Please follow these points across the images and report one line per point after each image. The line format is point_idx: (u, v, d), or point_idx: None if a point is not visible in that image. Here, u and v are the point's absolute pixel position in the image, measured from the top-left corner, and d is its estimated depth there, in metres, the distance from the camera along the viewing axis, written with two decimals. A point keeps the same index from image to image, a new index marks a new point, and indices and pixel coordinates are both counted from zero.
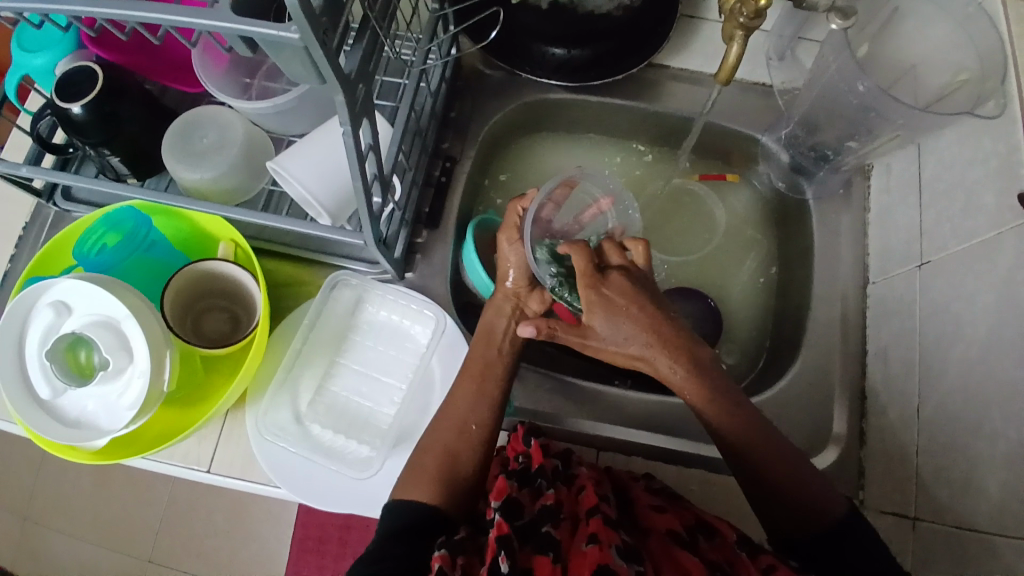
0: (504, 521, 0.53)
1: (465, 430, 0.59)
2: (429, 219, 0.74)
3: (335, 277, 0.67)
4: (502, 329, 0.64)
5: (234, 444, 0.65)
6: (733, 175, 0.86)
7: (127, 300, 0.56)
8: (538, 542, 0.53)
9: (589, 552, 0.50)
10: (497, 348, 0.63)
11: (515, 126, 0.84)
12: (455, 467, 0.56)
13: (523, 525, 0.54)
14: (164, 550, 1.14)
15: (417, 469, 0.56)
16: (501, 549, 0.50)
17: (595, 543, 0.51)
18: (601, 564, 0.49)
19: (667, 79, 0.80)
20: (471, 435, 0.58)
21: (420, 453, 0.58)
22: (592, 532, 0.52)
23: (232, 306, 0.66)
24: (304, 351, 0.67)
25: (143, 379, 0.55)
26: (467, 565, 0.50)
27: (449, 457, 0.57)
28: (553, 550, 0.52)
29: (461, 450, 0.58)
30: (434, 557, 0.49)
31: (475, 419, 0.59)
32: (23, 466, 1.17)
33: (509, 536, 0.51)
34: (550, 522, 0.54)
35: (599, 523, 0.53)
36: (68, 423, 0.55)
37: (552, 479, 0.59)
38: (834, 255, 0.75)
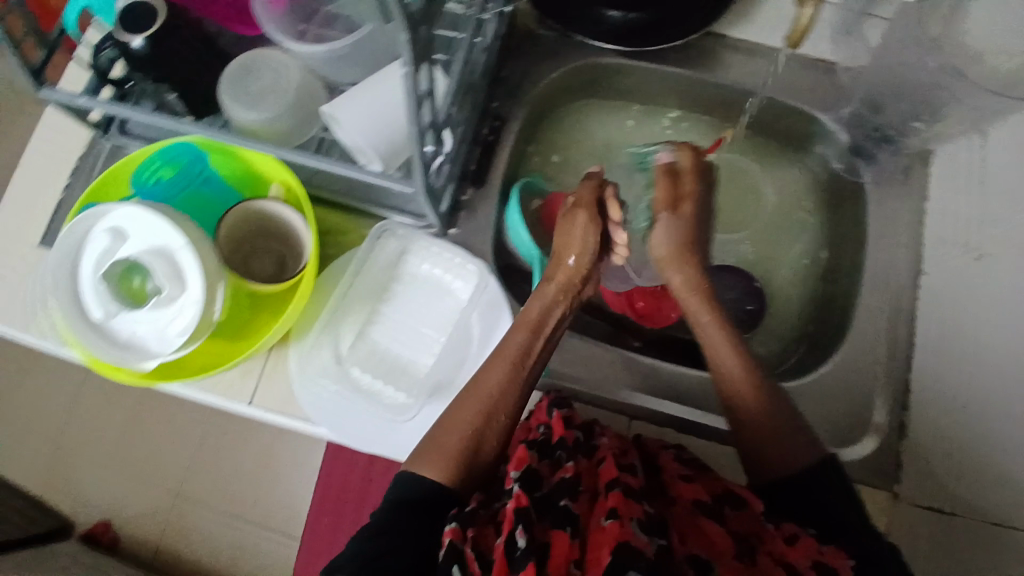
0: (523, 494, 0.52)
1: (492, 419, 0.57)
2: (475, 176, 0.74)
3: (382, 225, 0.67)
4: (553, 317, 0.62)
5: (276, 380, 0.66)
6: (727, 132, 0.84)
7: (186, 231, 0.57)
8: (556, 516, 0.51)
9: (608, 527, 0.49)
10: (543, 337, 0.61)
11: (565, 90, 0.82)
12: (477, 454, 0.55)
13: (540, 497, 0.53)
14: (195, 488, 1.18)
15: (437, 447, 0.55)
16: (518, 522, 0.49)
17: (614, 518, 0.50)
18: (621, 540, 0.48)
19: (726, 51, 0.77)
20: (497, 425, 0.57)
21: (440, 432, 0.56)
22: (611, 507, 0.51)
23: (279, 249, 0.68)
24: (348, 296, 0.68)
25: (195, 307, 0.57)
26: (479, 535, 0.52)
27: (473, 445, 0.55)
28: (571, 524, 0.51)
29: (486, 439, 0.56)
30: (446, 531, 0.50)
31: (503, 410, 0.57)
32: (62, 399, 1.21)
33: (526, 509, 0.51)
34: (568, 496, 0.53)
35: (618, 498, 0.52)
36: (120, 344, 0.58)
37: (571, 451, 0.59)
38: (889, 240, 0.73)
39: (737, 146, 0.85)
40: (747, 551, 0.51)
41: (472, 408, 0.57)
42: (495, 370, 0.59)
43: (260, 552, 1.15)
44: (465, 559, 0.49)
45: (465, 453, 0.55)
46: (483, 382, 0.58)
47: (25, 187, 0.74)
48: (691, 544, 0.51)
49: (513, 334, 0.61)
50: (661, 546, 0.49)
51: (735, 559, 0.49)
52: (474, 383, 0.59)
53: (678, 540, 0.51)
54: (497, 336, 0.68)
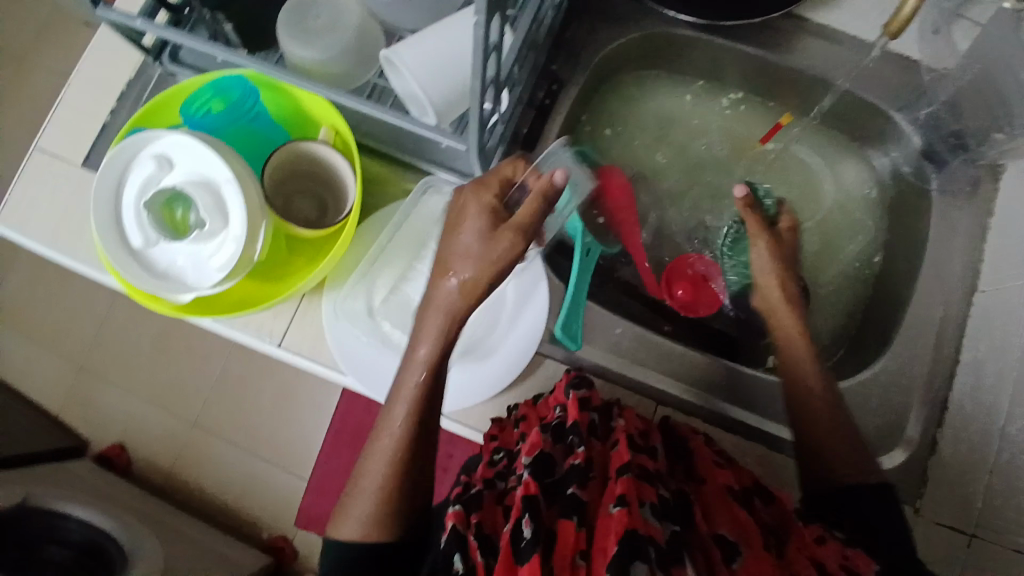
0: (531, 481, 0.51)
1: (397, 466, 0.53)
2: (526, 140, 0.71)
3: (428, 180, 0.66)
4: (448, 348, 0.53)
5: (307, 323, 0.66)
6: (786, 116, 0.80)
7: (231, 164, 0.56)
8: (565, 504, 0.50)
9: (615, 515, 0.46)
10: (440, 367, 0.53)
11: (628, 59, 0.78)
12: (396, 500, 0.54)
13: (551, 483, 0.53)
14: (212, 418, 1.20)
15: (355, 502, 0.54)
16: (525, 511, 0.48)
17: (623, 505, 0.47)
18: (629, 529, 0.45)
19: (804, 34, 0.72)
20: (402, 469, 0.54)
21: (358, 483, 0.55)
22: (620, 493, 0.49)
23: (321, 192, 0.67)
24: (387, 249, 0.67)
25: (236, 245, 0.56)
26: (486, 519, 0.53)
27: (389, 494, 0.53)
28: (579, 512, 0.49)
29: (401, 482, 0.54)
30: (448, 514, 0.52)
31: (407, 455, 0.54)
32: (91, 318, 1.24)
33: (535, 497, 0.50)
34: (577, 482, 0.52)
35: (628, 484, 0.49)
36: (156, 274, 0.57)
37: (585, 436, 0.56)
38: (947, 253, 0.69)
39: (805, 135, 0.81)
40: (775, 542, 0.50)
41: (383, 456, 0.54)
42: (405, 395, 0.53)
43: (270, 488, 1.18)
44: (470, 545, 0.50)
45: (381, 504, 0.53)
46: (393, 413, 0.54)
47: (71, 104, 0.73)
48: (714, 525, 0.50)
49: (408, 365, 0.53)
50: (674, 533, 0.48)
51: (760, 545, 0.48)
52: (380, 424, 0.55)
53: (701, 520, 0.50)
54: (531, 304, 0.67)
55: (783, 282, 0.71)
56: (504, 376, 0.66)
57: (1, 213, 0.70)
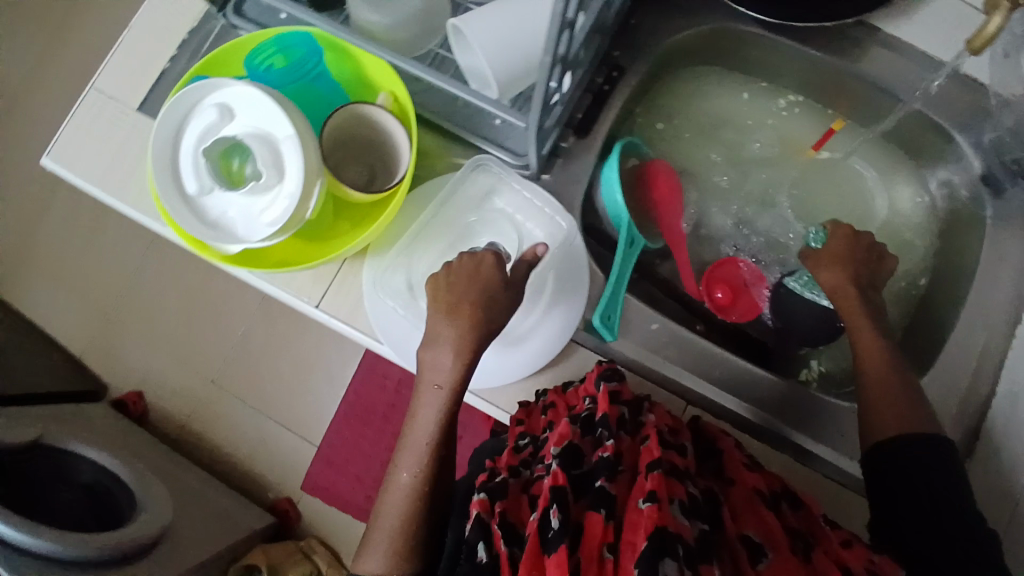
0: (560, 471, 0.52)
1: (414, 492, 0.58)
2: (580, 125, 0.71)
3: (480, 159, 0.64)
4: (447, 369, 0.58)
5: (346, 289, 0.66)
6: (837, 123, 0.80)
7: (294, 121, 0.56)
8: (593, 497, 0.50)
9: (645, 511, 0.47)
10: (446, 394, 0.58)
11: (690, 53, 0.77)
12: (413, 529, 0.57)
13: (578, 475, 0.53)
14: (229, 375, 1.21)
15: (377, 531, 0.58)
16: (553, 502, 0.49)
17: (653, 501, 0.47)
18: (659, 526, 0.45)
19: (874, 45, 0.71)
20: (416, 493, 0.58)
21: (380, 513, 0.58)
22: (650, 489, 0.48)
23: (371, 160, 0.66)
24: (433, 224, 0.66)
25: (289, 202, 0.56)
26: (511, 506, 0.53)
27: (406, 521, 0.57)
28: (607, 506, 0.49)
29: (417, 511, 0.57)
30: (473, 502, 0.53)
31: (420, 480, 0.58)
32: (124, 265, 1.27)
33: (562, 488, 0.51)
34: (605, 476, 0.52)
35: (658, 480, 0.49)
36: (207, 222, 0.57)
37: (614, 430, 0.56)
38: (995, 281, 0.68)
39: (861, 148, 0.80)
40: (803, 546, 0.49)
41: (403, 485, 0.58)
42: (423, 424, 0.59)
43: (281, 448, 1.19)
44: (493, 533, 0.51)
45: (399, 531, 0.57)
46: (411, 444, 0.59)
47: (131, 47, 0.73)
48: (741, 526, 0.51)
49: (424, 397, 0.59)
50: (703, 532, 0.48)
51: (788, 551, 0.48)
52: (398, 449, 0.60)
53: (730, 520, 0.50)
54: (573, 293, 0.67)
55: (846, 266, 0.67)
56: (540, 358, 0.66)
57: (53, 149, 0.70)
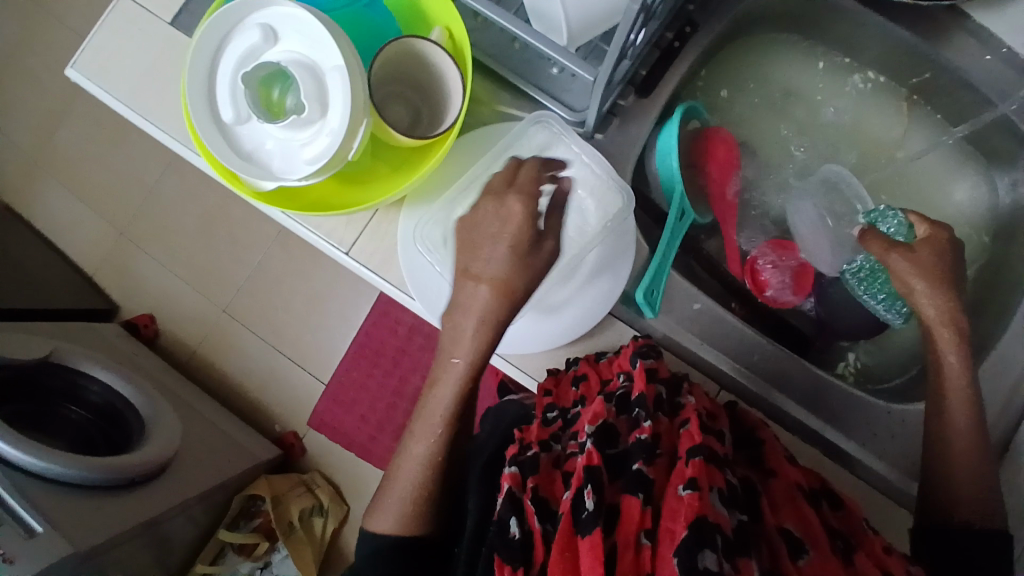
0: (595, 450, 0.51)
1: (430, 462, 0.57)
2: (643, 84, 0.66)
3: (541, 113, 0.61)
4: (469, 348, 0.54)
5: (379, 237, 0.63)
6: (903, 106, 0.75)
7: (344, 51, 0.52)
8: (628, 479, 0.49)
9: (686, 499, 0.45)
10: (464, 371, 0.54)
11: (767, 15, 0.71)
12: (422, 500, 0.56)
13: (614, 455, 0.53)
14: (241, 306, 1.20)
15: (393, 493, 0.57)
16: (588, 481, 0.48)
17: (693, 489, 0.46)
18: (699, 515, 0.44)
19: (960, 33, 0.65)
20: (432, 463, 0.57)
21: (396, 475, 0.58)
22: (691, 476, 0.47)
23: (417, 100, 0.62)
24: (481, 179, 0.62)
25: (331, 138, 0.52)
26: (545, 481, 0.53)
27: (425, 485, 0.56)
28: (645, 490, 0.48)
29: (426, 483, 0.56)
30: (504, 475, 0.53)
31: (434, 451, 0.56)
32: (142, 183, 1.24)
33: (597, 467, 0.50)
34: (642, 457, 0.50)
35: (699, 467, 0.48)
36: (241, 154, 0.54)
37: (651, 411, 0.55)
38: None
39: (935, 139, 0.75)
40: (843, 546, 0.48)
41: (410, 455, 0.57)
42: (439, 396, 0.56)
43: (290, 384, 1.18)
44: (525, 508, 0.50)
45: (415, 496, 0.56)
46: (425, 415, 0.57)
47: None
48: (780, 518, 0.49)
49: (442, 371, 0.56)
50: (740, 523, 0.46)
51: (825, 547, 0.47)
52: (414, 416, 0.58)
53: (768, 511, 0.49)
54: (614, 267, 0.63)
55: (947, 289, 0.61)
56: (576, 328, 0.64)
57: (77, 57, 0.66)
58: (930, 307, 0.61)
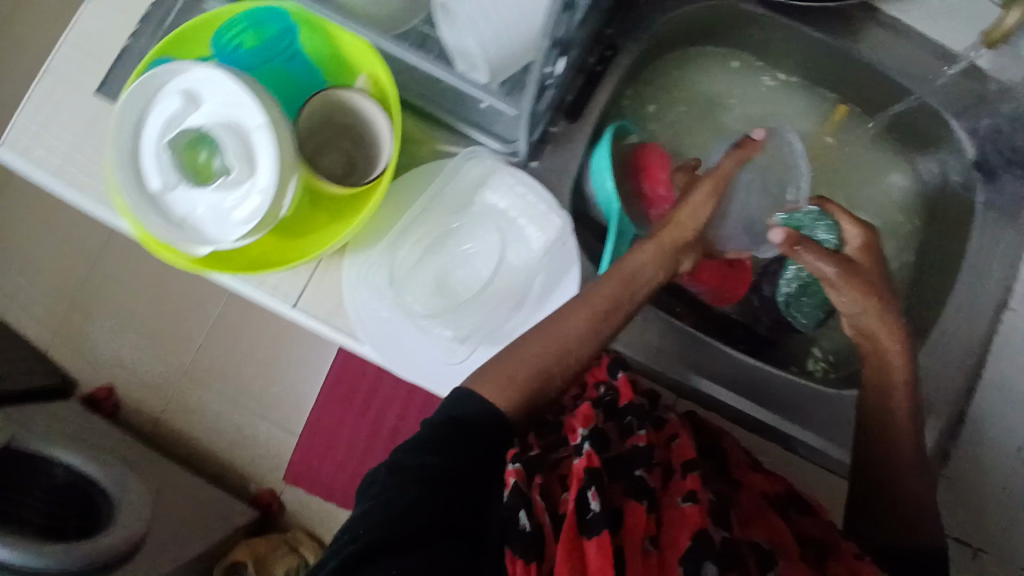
0: (593, 453, 0.50)
1: (564, 359, 0.55)
2: (571, 109, 0.68)
3: (473, 149, 0.63)
4: (647, 277, 0.59)
5: (325, 287, 0.63)
6: (839, 108, 0.78)
7: (265, 109, 0.51)
8: (632, 485, 0.50)
9: (689, 511, 0.48)
10: (633, 292, 0.58)
11: (685, 32, 0.74)
12: (542, 388, 0.54)
13: (610, 459, 0.52)
14: (203, 365, 1.17)
15: (504, 372, 0.53)
16: (590, 483, 0.48)
17: (693, 501, 0.49)
18: (701, 528, 0.47)
19: (865, 32, 0.68)
20: (567, 365, 0.55)
21: (514, 354, 0.54)
22: (690, 490, 0.50)
23: (350, 148, 0.62)
24: (419, 218, 0.63)
25: (262, 196, 0.52)
26: (544, 484, 0.51)
27: (556, 366, 0.55)
28: (648, 498, 0.49)
29: (553, 374, 0.55)
30: (509, 470, 0.50)
31: (578, 353, 0.55)
32: (87, 251, 1.21)
33: (597, 470, 0.49)
34: (644, 466, 0.52)
35: (697, 481, 0.51)
36: (175, 222, 0.54)
37: (643, 421, 0.56)
38: (983, 272, 0.68)
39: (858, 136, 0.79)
40: (815, 554, 0.49)
41: (541, 340, 0.55)
42: (607, 292, 0.57)
43: (260, 439, 1.15)
44: (533, 503, 0.49)
45: (531, 384, 0.54)
46: (585, 302, 0.56)
47: (89, 23, 0.67)
48: (751, 531, 0.50)
49: (614, 279, 0.58)
50: (726, 537, 0.47)
51: (796, 554, 0.48)
52: (555, 317, 0.56)
53: (738, 526, 0.49)
54: (563, 291, 0.63)
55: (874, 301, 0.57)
56: None
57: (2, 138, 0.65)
58: (879, 330, 0.58)
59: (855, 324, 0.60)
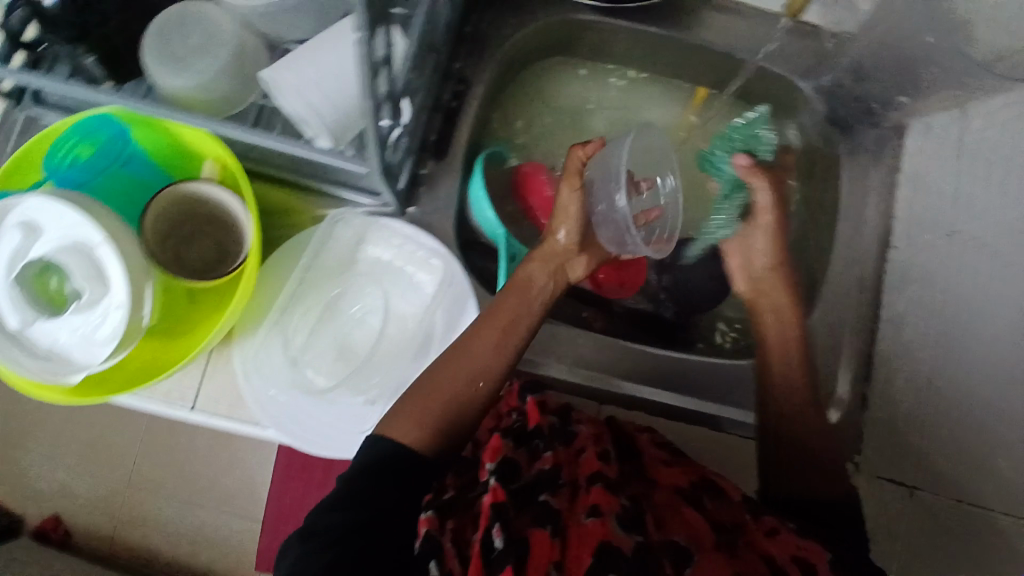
0: (499, 487, 0.51)
1: (472, 385, 0.56)
2: (435, 148, 0.68)
3: (337, 214, 0.62)
4: (538, 285, 0.61)
5: (220, 380, 0.62)
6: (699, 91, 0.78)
7: (103, 223, 0.50)
8: (537, 513, 0.50)
9: (591, 527, 0.50)
10: (530, 304, 0.60)
11: (535, 50, 0.75)
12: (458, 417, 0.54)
13: (518, 489, 0.52)
14: (144, 473, 1.12)
15: (417, 408, 0.53)
16: (495, 520, 0.48)
17: (596, 516, 0.51)
18: (604, 541, 0.49)
19: (701, 19, 0.71)
20: (477, 391, 0.56)
21: (424, 390, 0.54)
22: (593, 504, 0.52)
23: (217, 235, 0.60)
24: (297, 293, 0.62)
25: (121, 311, 0.51)
26: (456, 528, 0.52)
27: (469, 389, 0.55)
28: (553, 522, 0.50)
29: (466, 400, 0.55)
30: (421, 520, 0.50)
31: (484, 377, 0.56)
32: None
33: (503, 504, 0.50)
34: (548, 490, 0.53)
35: (600, 494, 0.53)
36: (40, 356, 0.51)
37: (550, 441, 0.57)
38: (859, 218, 0.71)
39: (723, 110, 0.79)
40: (726, 539, 0.53)
41: (450, 366, 0.56)
42: (509, 306, 0.59)
43: (222, 533, 1.11)
44: (444, 550, 0.49)
45: (445, 415, 0.54)
46: (489, 321, 0.58)
47: None
48: (668, 531, 0.53)
49: (514, 293, 0.60)
50: (638, 543, 0.50)
51: (710, 546, 0.52)
52: (461, 345, 0.57)
53: (655, 527, 0.53)
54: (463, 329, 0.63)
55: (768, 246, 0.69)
56: None
57: None
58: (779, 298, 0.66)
59: (753, 271, 0.69)
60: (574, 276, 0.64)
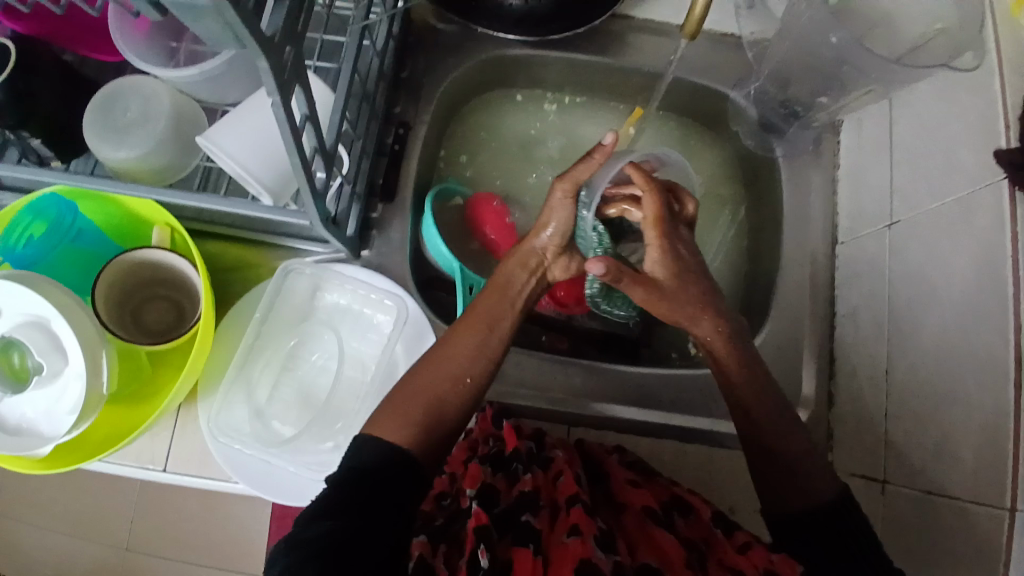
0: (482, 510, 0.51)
1: (458, 383, 0.53)
2: (383, 190, 0.70)
3: (289, 265, 0.62)
4: (520, 282, 0.60)
5: (189, 440, 0.63)
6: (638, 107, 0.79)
7: (53, 298, 0.52)
8: (519, 533, 0.51)
9: (571, 545, 0.48)
10: (511, 300, 0.58)
11: (474, 86, 0.78)
12: (441, 418, 0.52)
13: (500, 514, 0.53)
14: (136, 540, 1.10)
15: (398, 408, 0.51)
16: (480, 542, 0.48)
17: (576, 535, 0.49)
18: (583, 558, 0.47)
19: (628, 42, 0.75)
20: (462, 389, 0.53)
21: (403, 396, 0.52)
22: (573, 524, 0.51)
23: (174, 296, 0.62)
24: (257, 346, 0.63)
25: (80, 380, 0.51)
26: (448, 553, 0.52)
27: (456, 384, 0.53)
28: (534, 541, 0.50)
29: (449, 399, 0.53)
30: (413, 543, 0.51)
31: (471, 371, 0.54)
32: None
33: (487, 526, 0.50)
34: (528, 511, 0.53)
35: (580, 513, 0.52)
36: (8, 432, 0.52)
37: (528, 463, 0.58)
38: (805, 217, 0.73)
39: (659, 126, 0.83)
40: (698, 557, 0.52)
41: (426, 367, 0.54)
42: (491, 304, 0.57)
43: None
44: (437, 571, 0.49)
45: (429, 414, 0.52)
46: (472, 319, 0.57)
47: None
48: (640, 555, 0.52)
49: (494, 291, 0.58)
50: (618, 561, 0.48)
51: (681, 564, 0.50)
52: (440, 348, 0.55)
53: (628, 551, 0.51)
54: None
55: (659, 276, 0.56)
56: None
57: None
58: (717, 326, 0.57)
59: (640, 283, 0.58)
60: (555, 277, 0.62)
